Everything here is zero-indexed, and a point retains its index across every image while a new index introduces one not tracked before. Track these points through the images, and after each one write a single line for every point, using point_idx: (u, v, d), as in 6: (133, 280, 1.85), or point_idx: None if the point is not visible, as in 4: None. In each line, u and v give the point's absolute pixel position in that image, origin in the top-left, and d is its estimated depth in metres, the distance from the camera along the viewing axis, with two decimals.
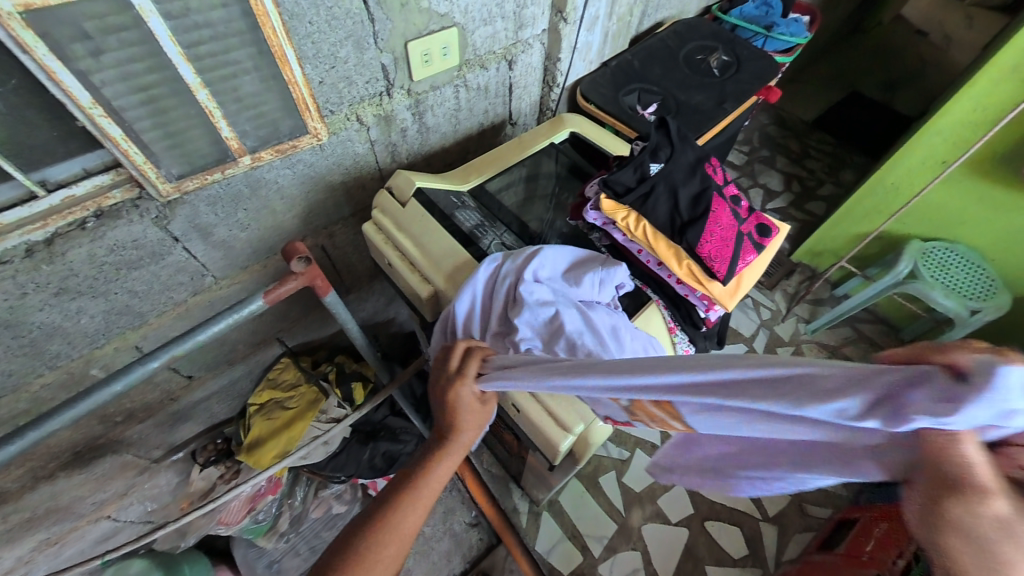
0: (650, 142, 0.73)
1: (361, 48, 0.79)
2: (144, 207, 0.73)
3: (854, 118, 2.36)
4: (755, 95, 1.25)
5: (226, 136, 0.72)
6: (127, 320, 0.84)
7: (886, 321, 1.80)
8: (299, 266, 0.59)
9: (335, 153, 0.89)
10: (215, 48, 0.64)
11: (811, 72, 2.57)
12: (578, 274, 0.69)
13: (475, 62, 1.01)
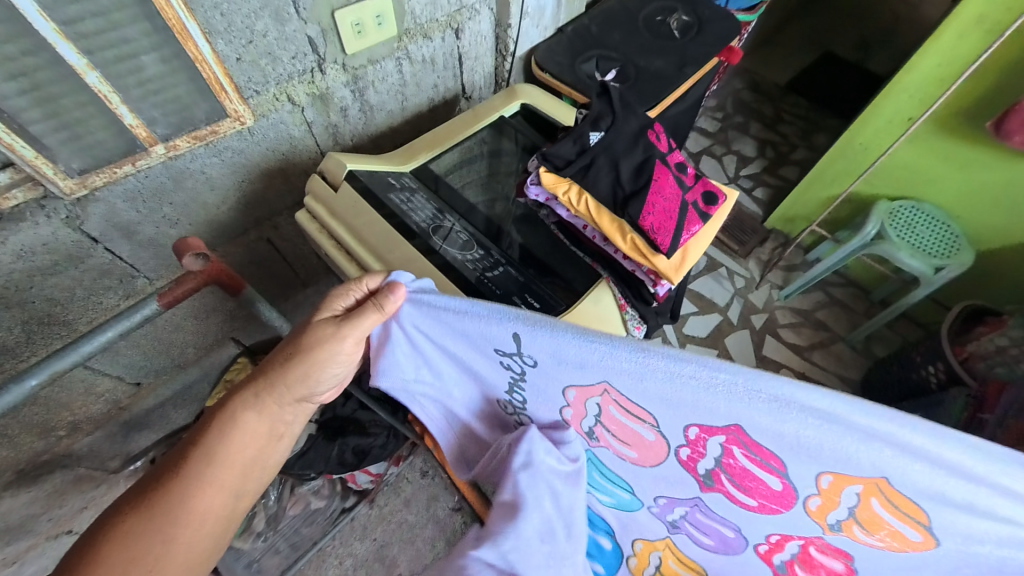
0: (592, 111, 0.69)
1: (280, 20, 0.72)
2: (51, 207, 0.66)
3: (823, 79, 2.33)
4: (717, 57, 1.20)
5: (130, 124, 0.66)
6: (54, 330, 0.77)
7: (856, 283, 1.81)
8: (196, 263, 0.56)
9: (267, 137, 0.83)
10: (102, 25, 0.58)
11: (782, 32, 2.52)
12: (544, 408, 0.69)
13: (417, 31, 0.94)
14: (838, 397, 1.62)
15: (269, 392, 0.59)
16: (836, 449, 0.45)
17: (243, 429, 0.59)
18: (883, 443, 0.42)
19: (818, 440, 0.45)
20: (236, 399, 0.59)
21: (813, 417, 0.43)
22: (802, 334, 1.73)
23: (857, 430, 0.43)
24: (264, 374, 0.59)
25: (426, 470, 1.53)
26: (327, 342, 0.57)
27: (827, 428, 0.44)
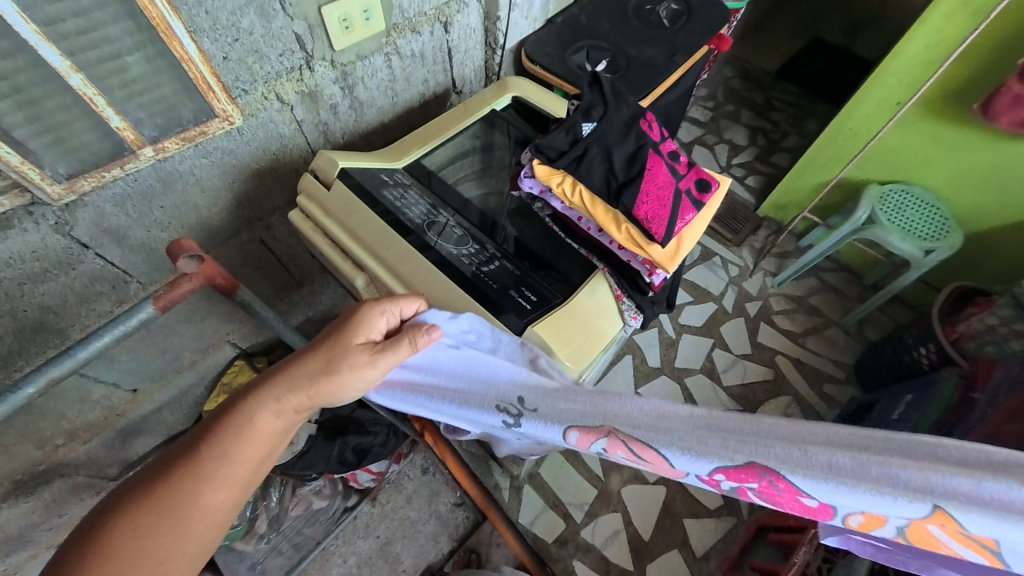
0: (583, 101, 0.68)
1: (266, 16, 0.71)
2: (39, 213, 0.65)
3: (812, 65, 2.34)
4: (707, 45, 1.20)
5: (117, 126, 0.65)
6: (46, 338, 0.76)
7: (848, 268, 1.83)
8: (190, 265, 0.56)
9: (256, 136, 0.82)
10: (84, 25, 0.56)
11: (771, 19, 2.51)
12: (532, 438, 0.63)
13: (405, 25, 0.93)
14: (832, 381, 1.64)
15: (300, 381, 0.53)
16: (807, 488, 0.45)
17: (257, 427, 0.51)
18: (842, 463, 0.43)
19: (779, 478, 0.46)
20: (258, 392, 0.52)
21: (757, 443, 0.46)
22: (796, 320, 1.75)
23: (802, 463, 0.44)
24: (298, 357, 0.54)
25: (427, 467, 1.54)
26: (358, 357, 0.54)
27: (781, 464, 0.45)
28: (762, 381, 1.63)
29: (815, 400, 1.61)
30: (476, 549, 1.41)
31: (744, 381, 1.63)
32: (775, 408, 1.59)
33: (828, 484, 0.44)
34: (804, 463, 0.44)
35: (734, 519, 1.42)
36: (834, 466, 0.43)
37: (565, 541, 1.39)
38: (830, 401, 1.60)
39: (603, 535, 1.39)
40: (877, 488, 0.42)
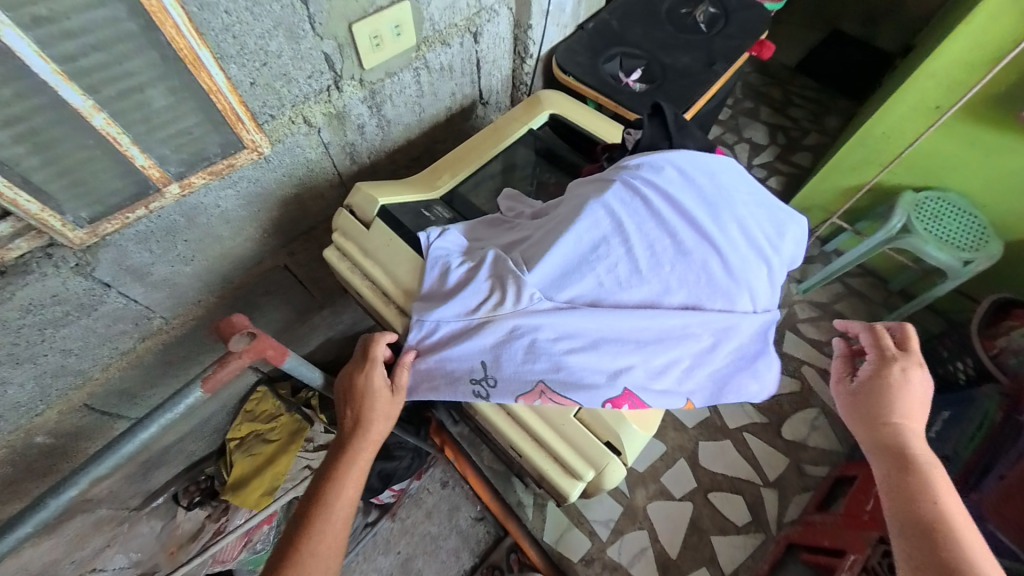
0: (647, 136, 0.72)
1: (294, 37, 0.66)
2: (58, 256, 0.61)
3: (852, 48, 2.16)
4: (746, 52, 1.13)
5: (142, 165, 0.60)
6: (68, 380, 0.73)
7: (874, 273, 1.77)
8: (241, 343, 0.54)
9: (282, 163, 0.78)
10: (103, 60, 0.51)
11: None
12: (532, 259, 0.64)
13: (434, 38, 0.87)
14: None
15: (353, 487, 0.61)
16: (728, 355, 0.63)
17: (331, 507, 0.58)
18: (737, 351, 0.64)
19: (721, 335, 0.62)
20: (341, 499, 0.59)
21: (723, 338, 0.62)
22: (821, 329, 1.69)
23: (738, 339, 0.63)
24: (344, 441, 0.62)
25: (447, 480, 1.51)
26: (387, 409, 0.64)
27: (724, 319, 0.61)
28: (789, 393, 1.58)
29: None
30: (500, 566, 1.37)
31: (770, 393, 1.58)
32: (802, 420, 1.55)
33: (728, 346, 0.63)
34: (733, 332, 0.62)
35: (763, 535, 1.39)
36: (740, 343, 0.63)
37: (592, 560, 1.36)
38: None
39: (629, 553, 1.37)
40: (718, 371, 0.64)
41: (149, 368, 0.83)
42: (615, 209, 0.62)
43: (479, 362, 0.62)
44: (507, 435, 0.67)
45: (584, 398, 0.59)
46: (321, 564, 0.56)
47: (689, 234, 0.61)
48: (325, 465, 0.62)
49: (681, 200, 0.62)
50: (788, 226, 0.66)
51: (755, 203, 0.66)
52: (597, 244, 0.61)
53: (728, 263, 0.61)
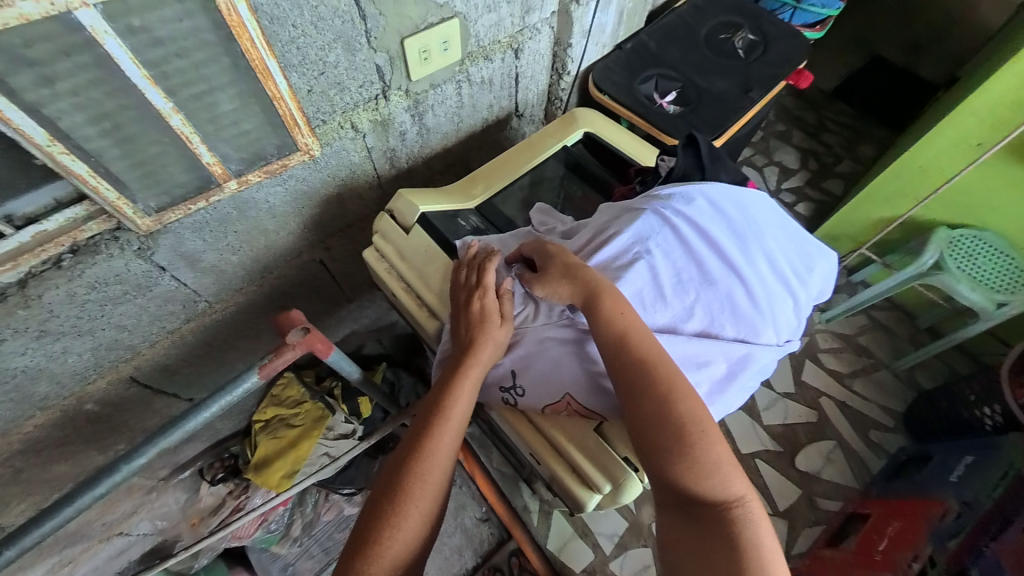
0: (681, 167, 0.74)
1: (352, 50, 0.70)
2: (123, 240, 0.67)
3: (895, 76, 2.12)
4: (783, 79, 1.14)
5: (207, 162, 0.65)
6: (118, 354, 0.79)
7: (902, 308, 1.74)
8: (296, 336, 0.66)
9: (328, 165, 0.82)
10: (183, 66, 0.56)
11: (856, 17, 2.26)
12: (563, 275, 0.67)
13: (478, 53, 0.91)
14: (879, 427, 1.56)
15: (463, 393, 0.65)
16: (748, 378, 0.65)
17: (449, 415, 0.63)
18: (756, 374, 0.66)
19: (745, 359, 0.64)
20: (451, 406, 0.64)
21: (747, 362, 0.64)
22: (843, 360, 1.66)
23: (759, 363, 0.65)
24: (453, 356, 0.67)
25: (454, 479, 1.53)
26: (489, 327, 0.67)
27: (748, 345, 0.63)
28: (804, 423, 1.56)
29: (860, 446, 1.53)
30: (501, 568, 1.39)
31: (785, 422, 1.56)
32: (817, 451, 1.52)
33: (750, 370, 0.65)
34: (756, 358, 0.64)
35: None
36: (760, 367, 0.65)
37: (593, 572, 1.37)
38: (876, 450, 1.52)
39: (631, 569, 1.37)
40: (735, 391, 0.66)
41: (190, 348, 0.89)
42: (646, 235, 0.65)
43: (509, 370, 0.68)
44: (528, 440, 0.69)
45: (605, 409, 0.65)
46: (443, 464, 0.61)
47: (717, 265, 0.63)
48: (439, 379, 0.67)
49: (711, 229, 0.65)
50: (816, 261, 0.69)
51: (786, 237, 0.70)
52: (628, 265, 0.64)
53: (754, 295, 0.63)
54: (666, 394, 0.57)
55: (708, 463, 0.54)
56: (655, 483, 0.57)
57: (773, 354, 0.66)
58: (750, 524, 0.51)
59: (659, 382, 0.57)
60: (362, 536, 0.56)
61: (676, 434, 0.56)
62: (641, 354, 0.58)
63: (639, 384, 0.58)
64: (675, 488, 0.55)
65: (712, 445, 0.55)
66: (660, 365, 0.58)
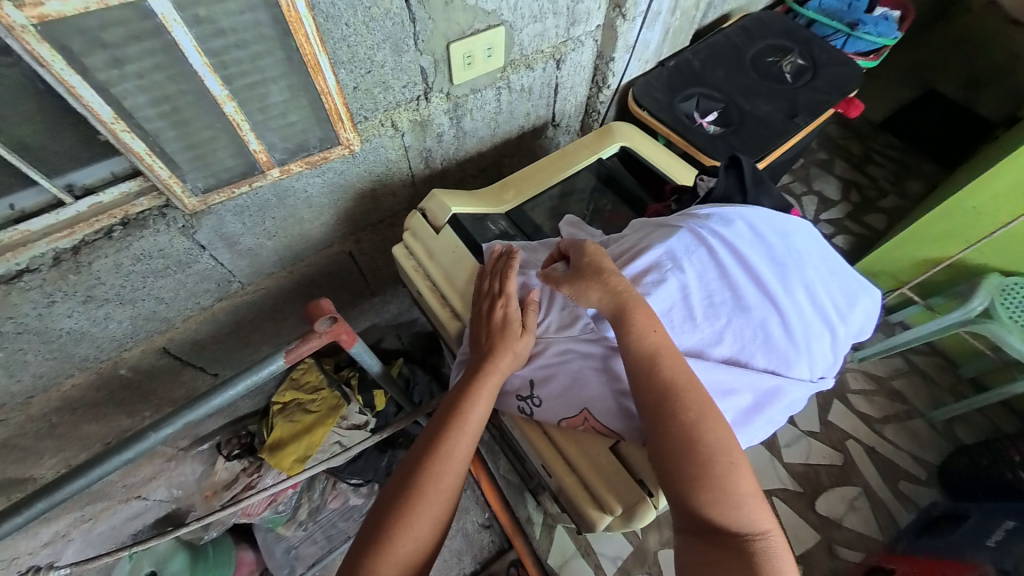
0: (721, 187, 0.73)
1: (399, 51, 0.73)
2: (170, 217, 0.70)
3: (953, 111, 2.02)
4: (831, 107, 1.10)
5: (253, 149, 0.68)
6: (154, 325, 0.83)
7: (943, 354, 1.64)
8: (324, 326, 0.68)
9: (366, 160, 0.85)
10: (241, 56, 0.59)
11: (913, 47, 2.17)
12: None
13: (521, 61, 0.92)
14: (910, 479, 1.46)
15: (483, 398, 0.65)
16: (777, 411, 0.63)
17: (466, 422, 0.63)
18: (784, 405, 0.63)
19: (774, 390, 0.61)
20: (470, 409, 0.64)
21: (776, 394, 0.61)
22: (875, 404, 1.57)
23: (789, 395, 0.62)
24: (476, 361, 0.67)
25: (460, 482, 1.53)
26: (512, 335, 0.67)
27: (778, 376, 0.61)
28: (828, 464, 1.48)
29: (888, 497, 1.44)
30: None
31: (808, 461, 1.49)
32: (840, 496, 1.44)
33: (779, 403, 0.62)
34: (786, 391, 0.61)
35: None
36: (790, 399, 0.62)
37: None
38: (905, 502, 1.43)
39: None
40: (763, 422, 0.64)
41: (219, 326, 0.92)
42: (678, 254, 0.63)
43: (528, 380, 0.68)
44: (540, 454, 0.68)
45: (624, 428, 0.63)
46: (458, 468, 0.61)
47: (752, 292, 0.62)
48: (460, 382, 0.67)
49: (749, 254, 0.63)
50: (859, 297, 0.66)
51: (827, 269, 0.67)
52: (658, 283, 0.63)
53: (790, 327, 0.61)
54: (695, 420, 0.56)
55: (732, 493, 0.53)
56: (675, 511, 0.55)
57: (805, 390, 0.63)
58: (776, 559, 0.51)
59: (688, 407, 0.56)
60: (374, 532, 0.57)
61: (700, 462, 0.54)
62: (670, 376, 0.57)
63: (666, 407, 0.56)
64: (697, 517, 0.53)
65: (737, 477, 0.54)
66: (689, 390, 0.57)
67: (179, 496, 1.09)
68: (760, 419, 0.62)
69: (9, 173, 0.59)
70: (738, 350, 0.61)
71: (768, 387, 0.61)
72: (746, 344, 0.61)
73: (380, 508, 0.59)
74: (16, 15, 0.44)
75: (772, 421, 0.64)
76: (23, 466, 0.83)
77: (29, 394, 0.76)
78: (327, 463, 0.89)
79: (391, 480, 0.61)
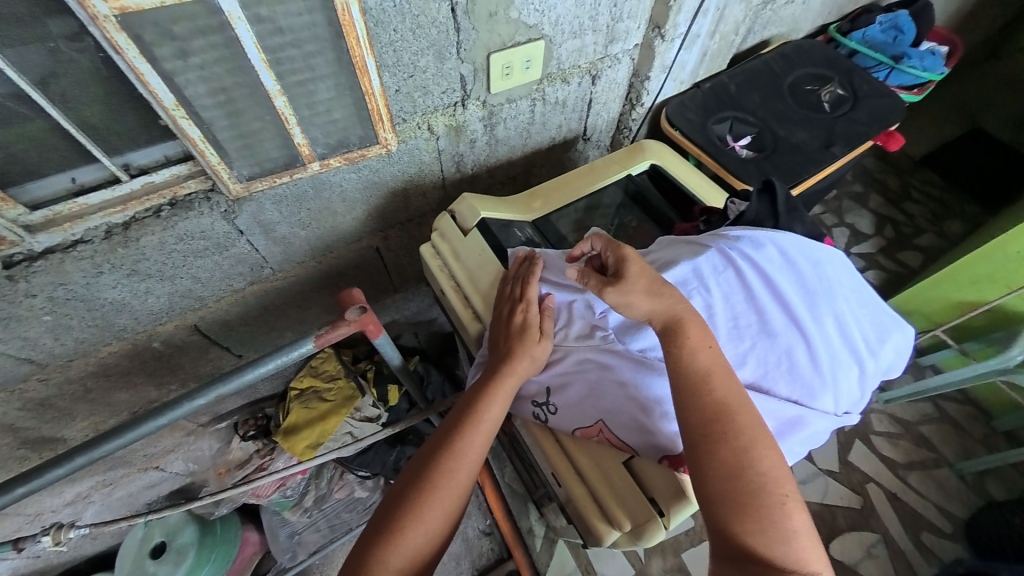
0: (753, 210, 0.72)
1: (441, 58, 0.76)
2: (214, 200, 0.74)
3: (1000, 151, 1.95)
4: (870, 139, 1.09)
5: (298, 142, 0.72)
6: (189, 302, 0.87)
7: (977, 403, 1.56)
8: (353, 314, 0.70)
9: (401, 161, 0.88)
10: (295, 54, 0.62)
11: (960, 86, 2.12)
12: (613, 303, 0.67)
13: (557, 75, 0.94)
14: (933, 530, 1.39)
15: (500, 400, 0.65)
16: (799, 440, 0.61)
17: (480, 422, 0.64)
18: (807, 435, 0.62)
19: (795, 418, 0.60)
20: (487, 411, 0.65)
21: (798, 423, 0.60)
22: (899, 448, 1.51)
23: (812, 425, 0.61)
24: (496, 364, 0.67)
25: None
26: (530, 339, 0.67)
27: (801, 404, 0.60)
28: (846, 507, 1.42)
29: (908, 547, 1.37)
30: None
31: (824, 500, 1.43)
32: (857, 541, 1.38)
33: (801, 431, 0.60)
34: (808, 420, 0.60)
35: None
36: (812, 429, 0.61)
37: None
38: (927, 554, 1.36)
39: None
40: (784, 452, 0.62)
41: (249, 309, 0.96)
42: (705, 274, 0.63)
43: (545, 387, 0.69)
44: (550, 461, 0.68)
45: (638, 444, 0.63)
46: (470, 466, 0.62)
47: (780, 317, 0.61)
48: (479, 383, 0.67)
49: (778, 279, 0.63)
50: (891, 333, 0.64)
51: (858, 301, 0.66)
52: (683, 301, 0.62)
53: (816, 356, 0.60)
54: (745, 454, 0.53)
55: (783, 537, 0.50)
56: (714, 538, 0.53)
57: (828, 423, 0.62)
58: None
59: (741, 430, 0.54)
60: (382, 520, 0.58)
61: (748, 499, 0.52)
62: (721, 405, 0.55)
63: (716, 431, 0.54)
64: (738, 544, 0.51)
65: (790, 512, 0.52)
66: (743, 414, 0.55)
67: (194, 470, 1.13)
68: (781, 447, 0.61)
69: (75, 149, 0.64)
70: (761, 374, 0.60)
71: (791, 414, 0.60)
72: (770, 368, 0.60)
73: (393, 499, 0.60)
74: (100, 5, 0.48)
75: (795, 449, 0.63)
76: (56, 425, 0.88)
77: (69, 357, 0.80)
78: (339, 451, 0.90)
79: (405, 471, 0.62)
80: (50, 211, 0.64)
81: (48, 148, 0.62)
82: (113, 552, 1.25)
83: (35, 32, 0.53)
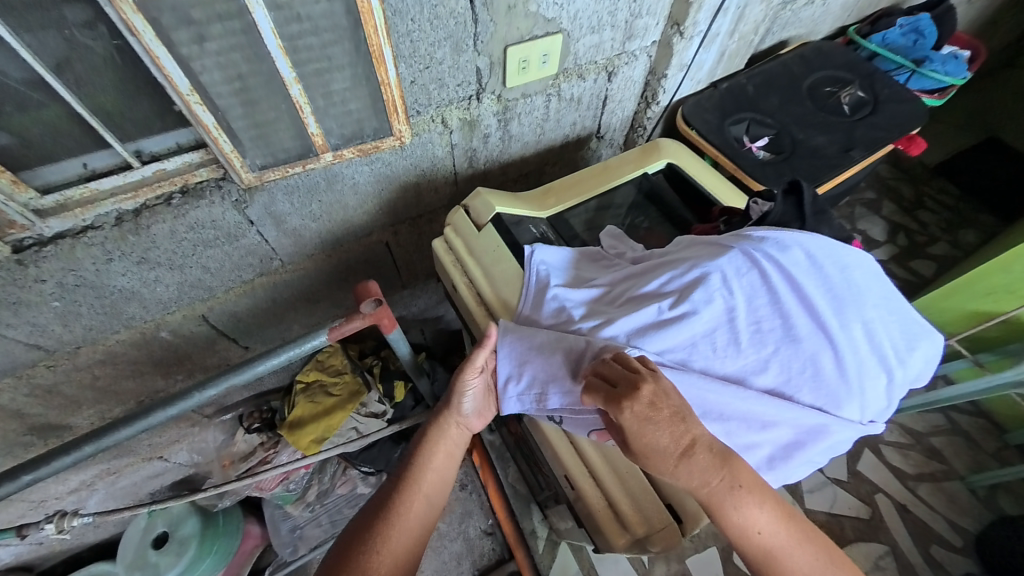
0: (777, 211, 0.71)
1: (459, 50, 0.75)
2: (226, 189, 0.73)
3: (1017, 161, 1.92)
4: (890, 144, 1.07)
5: (312, 132, 0.71)
6: (197, 293, 0.86)
7: (990, 416, 1.53)
8: (369, 308, 0.68)
9: (414, 154, 0.87)
10: (312, 43, 0.61)
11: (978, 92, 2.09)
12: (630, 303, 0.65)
13: (573, 71, 0.93)
14: (943, 544, 1.36)
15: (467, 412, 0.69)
16: (819, 448, 0.60)
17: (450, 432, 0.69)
18: (829, 442, 0.60)
19: (817, 426, 0.58)
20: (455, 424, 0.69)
21: (818, 432, 0.59)
22: (910, 459, 1.48)
23: (835, 433, 0.59)
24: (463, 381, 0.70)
25: (466, 484, 1.51)
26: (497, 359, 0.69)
27: (826, 413, 0.58)
28: (854, 517, 1.40)
29: (917, 561, 1.34)
30: None
31: (831, 509, 1.41)
32: (865, 553, 1.35)
33: (821, 440, 0.59)
34: (831, 428, 0.59)
35: None
36: (834, 438, 0.60)
37: None
38: (937, 568, 1.33)
39: None
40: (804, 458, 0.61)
41: (258, 301, 0.95)
42: (729, 276, 0.62)
43: None
44: (565, 464, 0.66)
45: None
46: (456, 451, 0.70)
47: (805, 323, 0.59)
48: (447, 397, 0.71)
49: (805, 283, 0.61)
50: (920, 342, 0.63)
51: (887, 309, 0.64)
52: (704, 303, 0.60)
53: (842, 364, 0.58)
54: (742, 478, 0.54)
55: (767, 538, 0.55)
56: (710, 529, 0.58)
57: (852, 432, 0.60)
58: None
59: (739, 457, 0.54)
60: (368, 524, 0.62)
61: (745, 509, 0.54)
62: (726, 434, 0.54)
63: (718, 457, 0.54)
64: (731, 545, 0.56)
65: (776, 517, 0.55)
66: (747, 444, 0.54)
67: (198, 461, 1.13)
68: (798, 454, 0.60)
69: (89, 135, 0.63)
70: (784, 380, 0.58)
71: (812, 422, 0.58)
72: (793, 374, 0.58)
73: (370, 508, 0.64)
74: None
75: (814, 457, 0.61)
76: (63, 413, 0.88)
77: (76, 344, 0.80)
78: (345, 444, 0.89)
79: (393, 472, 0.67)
80: (62, 195, 0.64)
81: (62, 133, 0.62)
82: (115, 542, 1.25)
83: (50, 16, 0.52)
